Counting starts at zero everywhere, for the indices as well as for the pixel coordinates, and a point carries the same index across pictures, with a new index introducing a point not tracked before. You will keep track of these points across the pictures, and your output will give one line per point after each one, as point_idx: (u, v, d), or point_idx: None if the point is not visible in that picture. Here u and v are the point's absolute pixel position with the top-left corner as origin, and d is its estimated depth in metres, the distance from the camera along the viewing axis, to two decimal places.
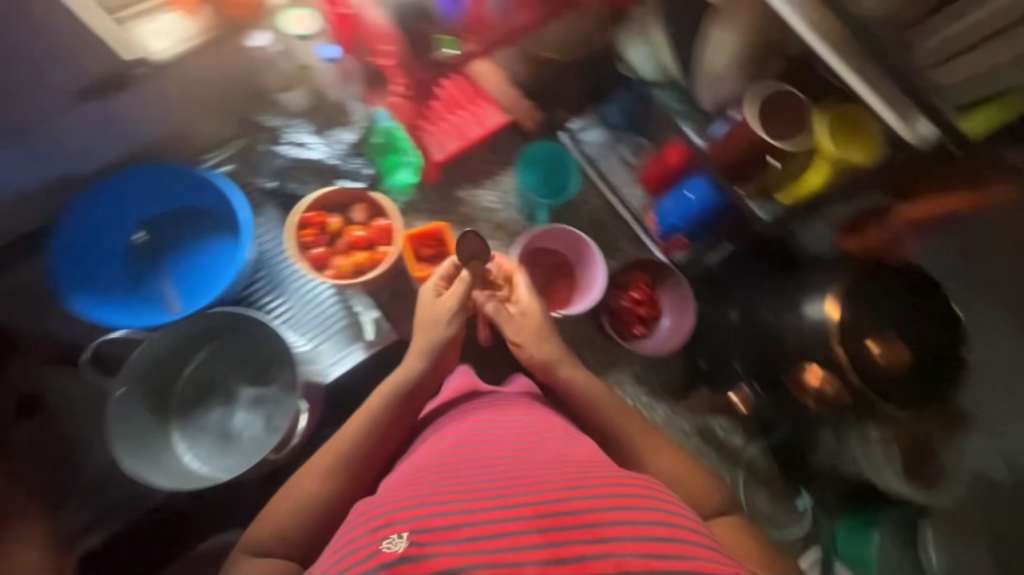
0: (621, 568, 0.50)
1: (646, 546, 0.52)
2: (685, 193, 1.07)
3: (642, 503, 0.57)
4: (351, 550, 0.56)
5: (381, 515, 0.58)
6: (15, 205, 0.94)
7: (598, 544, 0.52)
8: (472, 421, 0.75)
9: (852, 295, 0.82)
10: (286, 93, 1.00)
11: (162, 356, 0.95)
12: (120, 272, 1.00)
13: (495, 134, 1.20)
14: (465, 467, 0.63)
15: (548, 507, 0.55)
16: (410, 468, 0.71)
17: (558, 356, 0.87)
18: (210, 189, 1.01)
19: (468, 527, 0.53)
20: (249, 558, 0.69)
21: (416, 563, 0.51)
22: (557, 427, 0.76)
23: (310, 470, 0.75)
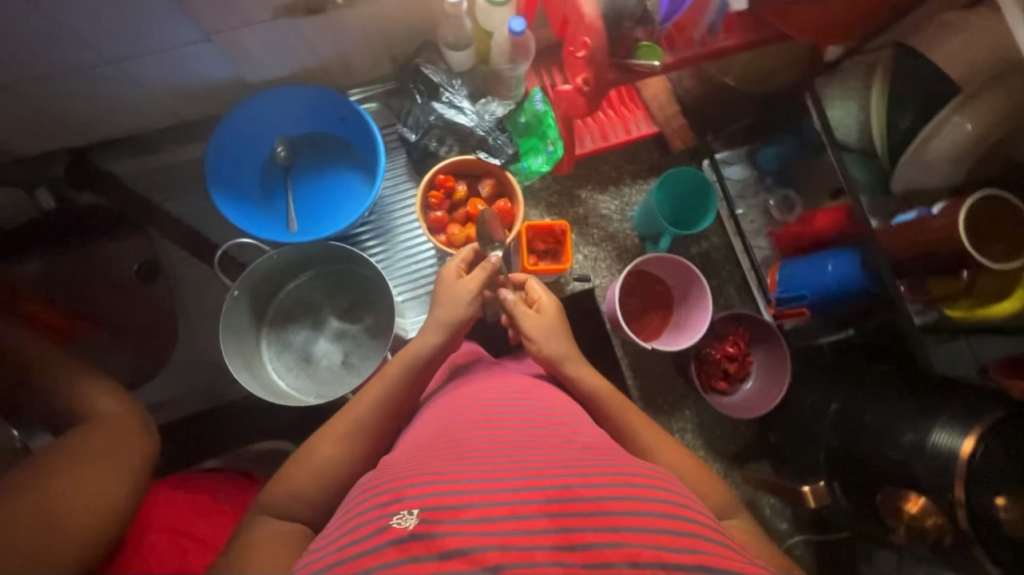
0: (634, 562, 0.44)
1: (658, 537, 0.46)
2: (826, 265, 0.97)
3: (656, 490, 0.51)
4: (354, 524, 0.49)
5: (387, 488, 0.51)
6: (191, 93, 1.00)
7: (608, 531, 0.46)
8: (478, 395, 0.69)
9: (999, 441, 0.73)
10: (454, 52, 0.98)
11: (273, 270, 0.99)
12: (256, 181, 1.07)
13: (636, 144, 1.16)
14: (472, 442, 0.57)
15: (559, 490, 0.49)
16: (415, 439, 0.65)
17: (570, 354, 0.80)
18: (355, 124, 1.04)
19: (477, 508, 0.47)
20: (266, 519, 0.64)
21: (427, 543, 0.45)
22: (567, 411, 0.69)
23: (331, 430, 0.72)
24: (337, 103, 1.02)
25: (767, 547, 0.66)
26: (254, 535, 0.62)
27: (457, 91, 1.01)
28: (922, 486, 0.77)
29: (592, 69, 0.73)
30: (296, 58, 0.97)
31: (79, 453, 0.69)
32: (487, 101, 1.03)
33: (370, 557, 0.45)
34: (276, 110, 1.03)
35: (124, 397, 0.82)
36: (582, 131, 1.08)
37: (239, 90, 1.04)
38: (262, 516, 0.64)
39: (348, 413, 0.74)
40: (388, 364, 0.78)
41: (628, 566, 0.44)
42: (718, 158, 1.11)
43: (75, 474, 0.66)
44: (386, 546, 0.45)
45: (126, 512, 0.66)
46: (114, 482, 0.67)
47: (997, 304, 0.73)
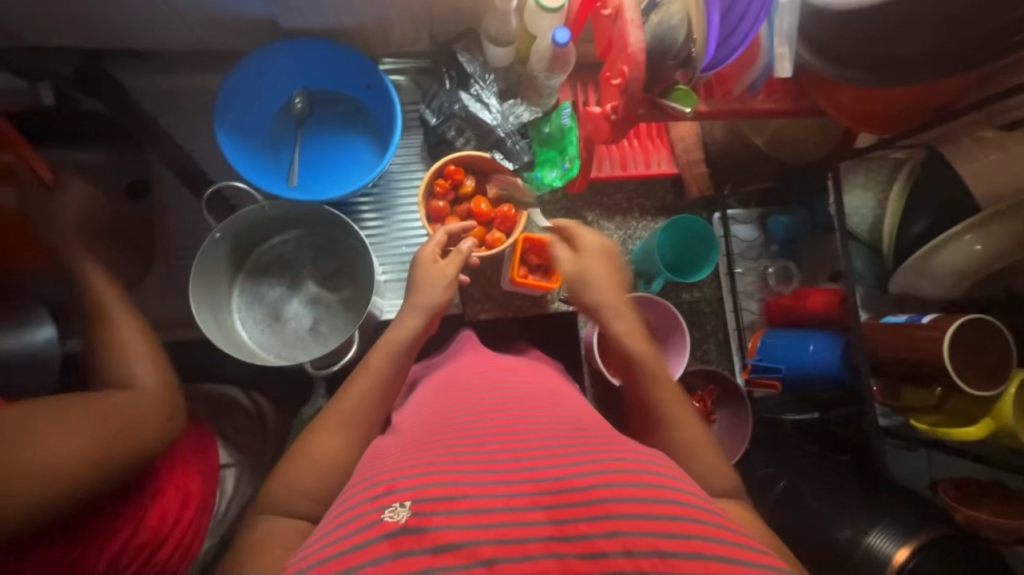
0: (630, 551, 0.41)
1: (656, 523, 0.43)
2: (808, 344, 0.96)
3: (649, 474, 0.48)
4: (349, 518, 0.47)
5: (379, 482, 0.49)
6: (222, 24, 0.97)
7: (602, 518, 0.43)
8: (477, 386, 0.67)
9: (932, 557, 0.72)
10: (494, 47, 0.96)
11: (262, 221, 0.97)
12: (267, 126, 1.04)
13: (653, 180, 1.15)
14: (468, 432, 0.55)
15: (554, 483, 0.46)
16: (412, 427, 0.63)
17: (613, 302, 0.80)
18: (379, 92, 1.01)
19: (471, 501, 0.45)
20: (265, 518, 0.63)
21: (419, 537, 0.42)
22: (568, 401, 0.67)
23: (323, 424, 0.70)
24: (366, 69, 0.99)
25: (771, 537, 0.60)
26: (259, 534, 0.62)
27: (487, 86, 1.00)
28: None
29: (624, 98, 0.71)
30: (335, 15, 0.95)
31: (77, 414, 0.62)
32: (514, 103, 1.03)
33: (359, 550, 0.42)
34: (303, 61, 1.00)
35: (161, 364, 0.73)
36: (602, 155, 1.07)
37: (271, 33, 1.01)
38: (266, 515, 0.63)
39: (337, 407, 0.72)
40: (371, 354, 0.76)
41: (625, 555, 0.40)
42: (728, 214, 1.12)
43: (60, 433, 0.59)
44: (377, 540, 0.42)
45: (89, 480, 0.60)
46: (85, 437, 0.60)
47: (961, 428, 0.72)
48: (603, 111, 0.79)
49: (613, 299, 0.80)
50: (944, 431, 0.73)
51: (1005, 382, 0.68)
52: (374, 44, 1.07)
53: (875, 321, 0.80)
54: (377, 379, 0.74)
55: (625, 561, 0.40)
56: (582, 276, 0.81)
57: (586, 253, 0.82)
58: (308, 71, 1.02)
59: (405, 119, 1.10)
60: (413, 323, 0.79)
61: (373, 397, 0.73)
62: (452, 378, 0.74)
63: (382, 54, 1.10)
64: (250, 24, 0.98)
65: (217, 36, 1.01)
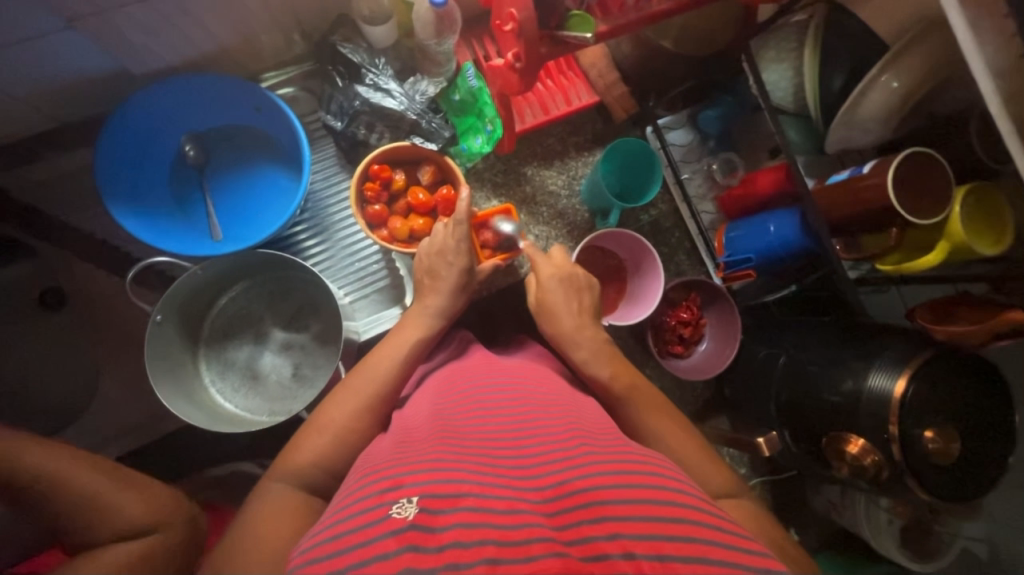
0: (632, 554, 0.41)
1: (657, 527, 0.44)
2: (768, 226, 0.99)
3: (650, 480, 0.49)
4: (353, 512, 0.46)
5: (385, 477, 0.49)
6: (68, 91, 0.87)
7: (605, 521, 0.43)
8: (476, 387, 0.68)
9: (925, 380, 0.78)
10: (372, 27, 0.90)
11: (198, 288, 0.90)
12: (165, 185, 0.96)
13: (578, 114, 1.13)
14: (468, 430, 0.56)
15: (557, 487, 0.47)
16: (410, 428, 0.63)
17: (567, 333, 0.79)
18: (270, 114, 0.94)
19: (476, 497, 0.45)
20: (277, 488, 0.63)
21: (426, 536, 0.42)
22: (565, 397, 0.68)
23: (314, 426, 0.69)
24: (246, 92, 0.91)
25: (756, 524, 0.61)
26: (261, 503, 0.61)
27: (381, 71, 0.93)
28: (862, 426, 0.82)
29: (522, 44, 0.68)
30: (188, 43, 0.86)
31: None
32: (416, 80, 0.96)
33: (364, 548, 0.42)
34: (174, 104, 0.90)
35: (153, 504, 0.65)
36: (522, 105, 1.04)
37: (127, 84, 0.91)
38: (274, 484, 0.63)
39: (352, 391, 0.72)
40: (351, 375, 0.74)
41: (626, 558, 0.41)
42: (660, 124, 1.10)
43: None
44: (383, 537, 0.43)
45: None
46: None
47: (922, 258, 0.75)
48: (506, 62, 0.75)
49: (564, 329, 0.79)
50: (907, 265, 0.77)
51: (950, 203, 0.72)
52: (245, 62, 0.97)
53: (821, 185, 0.82)
54: (374, 398, 0.72)
55: (627, 564, 0.40)
56: (538, 304, 0.83)
57: (544, 281, 0.84)
58: (184, 114, 0.93)
59: (309, 131, 1.03)
60: (417, 333, 0.79)
61: (371, 409, 0.70)
62: (445, 379, 0.74)
63: (260, 71, 1.00)
64: (99, 81, 0.88)
65: (69, 106, 0.91)
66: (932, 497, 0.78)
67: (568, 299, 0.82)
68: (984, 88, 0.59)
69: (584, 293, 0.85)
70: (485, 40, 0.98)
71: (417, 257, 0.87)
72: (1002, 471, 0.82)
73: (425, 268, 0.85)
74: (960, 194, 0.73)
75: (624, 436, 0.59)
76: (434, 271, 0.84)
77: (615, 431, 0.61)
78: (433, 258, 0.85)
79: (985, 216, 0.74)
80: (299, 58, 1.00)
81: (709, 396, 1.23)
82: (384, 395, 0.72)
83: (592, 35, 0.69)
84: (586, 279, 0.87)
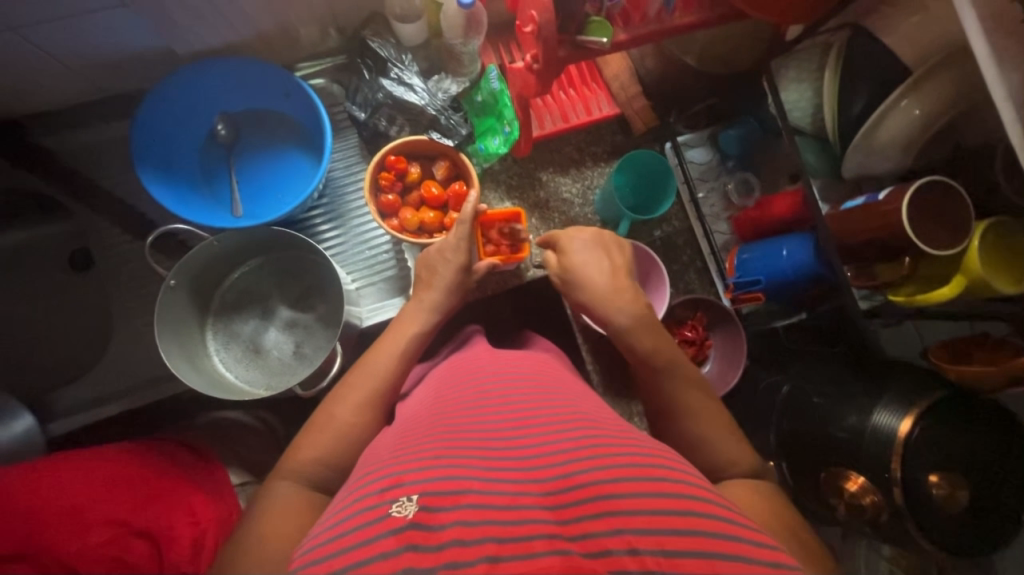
0: (634, 549, 0.42)
1: (661, 519, 0.44)
2: (780, 250, 0.97)
3: (652, 470, 0.49)
4: (355, 509, 0.46)
5: (385, 473, 0.50)
6: (117, 65, 0.93)
7: (609, 516, 0.44)
8: (478, 377, 0.68)
9: (932, 420, 0.74)
10: (403, 24, 0.94)
11: (212, 261, 0.93)
12: (195, 160, 1.00)
13: (597, 124, 1.14)
14: (469, 421, 0.56)
15: (560, 481, 0.47)
16: (412, 419, 0.64)
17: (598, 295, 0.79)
18: (299, 100, 0.98)
19: (477, 494, 0.45)
20: (280, 487, 0.63)
21: (426, 535, 0.42)
22: (567, 387, 0.68)
23: (316, 423, 0.69)
24: (280, 78, 0.96)
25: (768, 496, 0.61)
26: (267, 502, 0.61)
27: (407, 67, 0.96)
28: (863, 463, 0.78)
29: (540, 45, 0.70)
30: (230, 27, 0.91)
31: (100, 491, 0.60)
32: (440, 78, 1.00)
33: (366, 546, 0.42)
34: (212, 83, 0.96)
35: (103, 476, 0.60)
36: (541, 111, 1.06)
37: (170, 62, 0.97)
38: (278, 482, 0.63)
39: (352, 384, 0.73)
40: (351, 373, 0.75)
41: (629, 554, 0.41)
42: (679, 140, 1.10)
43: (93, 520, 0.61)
44: (384, 536, 0.43)
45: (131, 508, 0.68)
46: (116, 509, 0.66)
47: (935, 291, 0.72)
48: (526, 63, 0.77)
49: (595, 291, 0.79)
50: (919, 298, 0.74)
51: (968, 236, 0.69)
52: (282, 50, 1.02)
53: (836, 210, 0.81)
54: (374, 390, 0.72)
55: (630, 560, 0.41)
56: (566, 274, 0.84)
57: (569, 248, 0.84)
58: (222, 93, 0.98)
59: (335, 121, 1.07)
60: (416, 321, 0.80)
61: (364, 395, 0.72)
62: (448, 372, 0.75)
63: (295, 60, 1.05)
64: (146, 57, 0.94)
65: (116, 79, 0.97)
66: (936, 549, 0.73)
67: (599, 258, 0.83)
68: (1005, 115, 0.58)
69: (614, 251, 0.85)
70: (511, 47, 1.01)
71: (429, 248, 0.89)
72: (1015, 526, 0.77)
73: (423, 278, 0.86)
74: (978, 229, 0.70)
75: (627, 426, 0.60)
76: (438, 262, 0.85)
77: (617, 420, 0.61)
78: (441, 249, 0.86)
79: (1006, 253, 0.71)
80: (332, 50, 1.05)
81: None
82: (383, 380, 0.74)
83: (608, 41, 0.70)
84: (599, 233, 0.87)
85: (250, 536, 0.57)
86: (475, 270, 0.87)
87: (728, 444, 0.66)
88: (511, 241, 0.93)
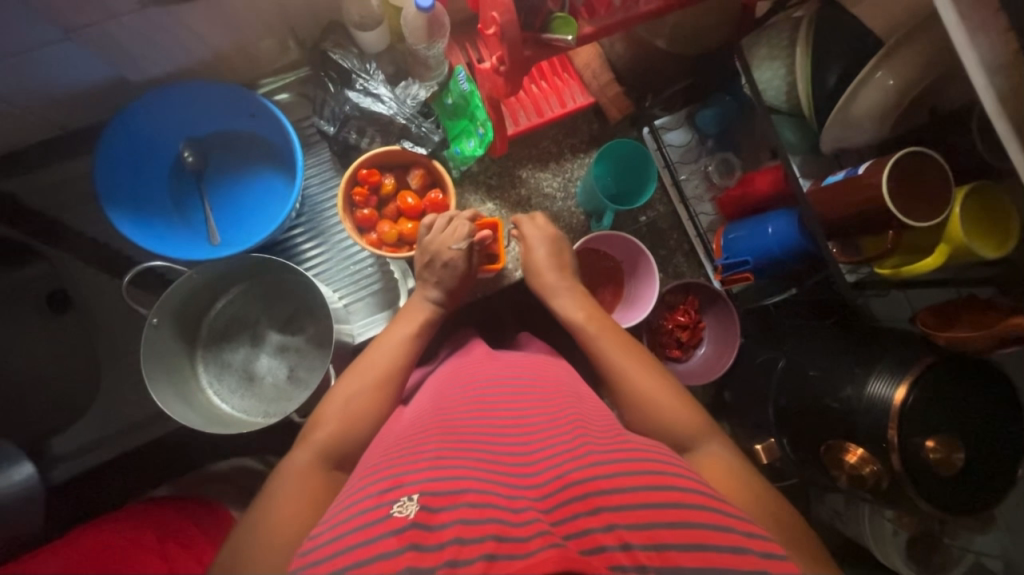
0: (627, 545, 0.42)
1: (653, 514, 0.45)
2: (766, 228, 0.97)
3: (645, 467, 0.50)
4: (355, 511, 0.47)
5: (385, 475, 0.50)
6: (73, 99, 0.90)
7: (602, 511, 0.44)
8: (473, 380, 0.68)
9: (925, 387, 0.75)
10: (363, 32, 0.91)
11: (194, 293, 0.91)
12: (164, 190, 0.98)
13: (572, 115, 1.12)
14: (464, 422, 0.57)
15: (554, 480, 0.48)
16: (408, 425, 0.63)
17: (553, 285, 0.87)
18: (265, 118, 0.95)
19: (476, 494, 0.46)
20: (298, 462, 0.63)
21: (427, 535, 0.43)
22: (560, 386, 0.69)
23: (329, 412, 0.70)
24: (244, 98, 0.93)
25: (739, 470, 0.63)
26: (282, 478, 0.61)
27: (372, 76, 0.94)
28: (859, 433, 0.79)
29: (505, 46, 0.68)
30: (184, 50, 0.88)
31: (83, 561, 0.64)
32: (408, 84, 0.97)
33: (366, 547, 0.43)
34: (175, 109, 0.93)
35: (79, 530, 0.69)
36: (515, 108, 1.04)
37: (126, 91, 0.93)
38: (294, 455, 0.64)
39: (359, 372, 0.74)
40: (350, 373, 0.74)
41: (622, 549, 0.42)
42: (656, 125, 1.09)
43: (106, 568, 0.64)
44: (385, 536, 0.43)
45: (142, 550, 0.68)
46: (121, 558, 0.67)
47: (920, 262, 0.73)
48: (492, 65, 0.75)
49: (550, 282, 0.87)
50: (905, 269, 0.74)
51: (950, 204, 0.69)
52: (244, 69, 0.99)
53: (817, 186, 0.81)
54: (377, 395, 0.72)
55: (624, 555, 0.41)
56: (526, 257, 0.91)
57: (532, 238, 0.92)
58: (185, 118, 0.95)
59: (304, 136, 1.04)
60: (409, 333, 0.80)
61: (367, 396, 0.71)
62: (440, 377, 0.74)
63: (259, 77, 1.02)
64: (102, 89, 0.91)
65: (73, 115, 0.94)
66: (934, 510, 0.75)
67: (562, 247, 0.91)
68: (977, 80, 0.57)
69: (566, 253, 0.92)
70: (478, 44, 0.98)
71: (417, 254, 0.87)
72: (1011, 483, 0.78)
73: (424, 262, 0.86)
74: (960, 195, 0.70)
75: (620, 426, 0.60)
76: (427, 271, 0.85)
77: (610, 420, 0.62)
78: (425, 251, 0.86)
79: (987, 218, 0.71)
80: (294, 64, 1.02)
81: (708, 401, 1.20)
82: (385, 379, 0.73)
83: (573, 37, 0.69)
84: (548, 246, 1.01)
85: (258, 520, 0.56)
86: (474, 257, 0.86)
87: (689, 417, 0.70)
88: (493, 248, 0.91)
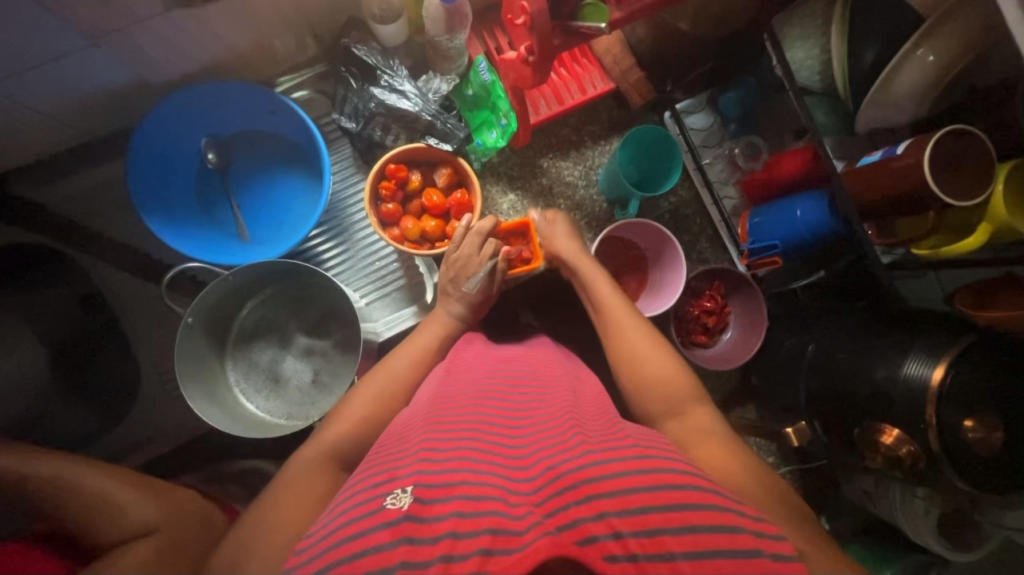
0: (619, 533, 0.41)
1: (645, 499, 0.44)
2: (794, 210, 0.95)
3: (635, 453, 0.49)
4: (352, 505, 0.48)
5: (381, 470, 0.51)
6: (96, 105, 0.90)
7: (593, 500, 0.43)
8: (473, 372, 0.68)
9: (963, 366, 0.74)
10: (382, 25, 0.90)
11: (221, 299, 0.92)
12: (191, 191, 0.98)
13: (592, 102, 1.11)
14: (457, 412, 0.57)
15: (548, 471, 0.47)
16: (402, 418, 0.64)
17: (568, 254, 0.89)
18: (284, 115, 0.94)
19: (469, 486, 0.46)
20: (312, 457, 0.64)
21: (420, 527, 0.43)
22: (560, 381, 0.68)
23: (342, 416, 0.70)
24: (263, 96, 0.92)
25: (723, 432, 0.62)
26: (288, 474, 0.61)
27: (396, 72, 0.93)
28: (895, 414, 0.79)
29: (534, 37, 0.67)
30: (203, 51, 0.87)
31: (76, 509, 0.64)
32: (428, 78, 0.97)
33: (360, 540, 0.44)
34: (194, 111, 0.93)
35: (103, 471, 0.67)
36: (535, 96, 1.02)
37: (147, 95, 0.93)
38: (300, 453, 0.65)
39: (375, 378, 0.75)
40: (380, 367, 0.77)
41: (614, 538, 0.41)
42: (678, 109, 1.08)
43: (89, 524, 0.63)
44: (379, 529, 0.44)
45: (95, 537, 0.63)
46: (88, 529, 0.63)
47: (961, 242, 0.73)
48: (518, 55, 0.74)
49: (567, 251, 0.90)
50: (945, 250, 0.75)
51: (991, 183, 0.69)
52: (261, 67, 0.98)
53: (850, 167, 0.80)
54: (399, 391, 0.74)
55: (615, 544, 0.41)
56: (549, 232, 0.93)
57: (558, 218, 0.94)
58: (205, 118, 0.95)
59: (324, 134, 1.04)
60: (436, 333, 0.82)
61: (380, 404, 0.72)
62: (439, 368, 0.75)
63: (275, 75, 1.02)
64: (124, 93, 0.91)
65: (96, 121, 0.94)
66: (972, 490, 0.75)
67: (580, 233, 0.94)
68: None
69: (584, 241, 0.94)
70: (496, 32, 0.97)
71: (449, 256, 0.89)
72: None
73: (455, 269, 0.87)
74: (1000, 174, 0.70)
75: (619, 420, 0.60)
76: (458, 275, 0.87)
77: (613, 414, 0.63)
78: (459, 251, 0.88)
79: None
80: (311, 61, 1.01)
81: (734, 385, 1.20)
82: (400, 384, 0.74)
83: (605, 24, 0.67)
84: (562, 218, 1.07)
85: (263, 510, 0.56)
86: (495, 278, 0.86)
87: (678, 383, 0.70)
88: (526, 251, 0.93)
